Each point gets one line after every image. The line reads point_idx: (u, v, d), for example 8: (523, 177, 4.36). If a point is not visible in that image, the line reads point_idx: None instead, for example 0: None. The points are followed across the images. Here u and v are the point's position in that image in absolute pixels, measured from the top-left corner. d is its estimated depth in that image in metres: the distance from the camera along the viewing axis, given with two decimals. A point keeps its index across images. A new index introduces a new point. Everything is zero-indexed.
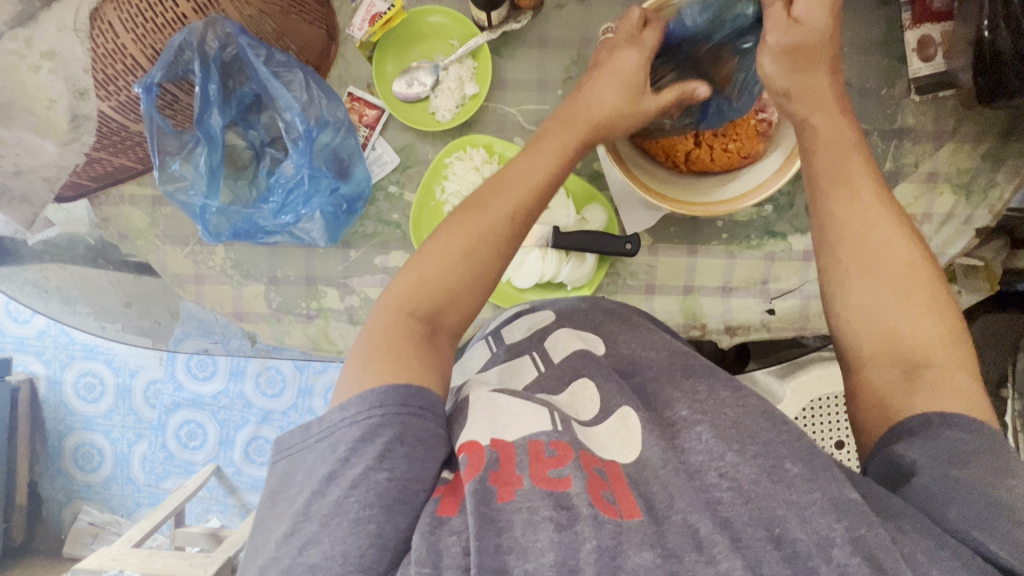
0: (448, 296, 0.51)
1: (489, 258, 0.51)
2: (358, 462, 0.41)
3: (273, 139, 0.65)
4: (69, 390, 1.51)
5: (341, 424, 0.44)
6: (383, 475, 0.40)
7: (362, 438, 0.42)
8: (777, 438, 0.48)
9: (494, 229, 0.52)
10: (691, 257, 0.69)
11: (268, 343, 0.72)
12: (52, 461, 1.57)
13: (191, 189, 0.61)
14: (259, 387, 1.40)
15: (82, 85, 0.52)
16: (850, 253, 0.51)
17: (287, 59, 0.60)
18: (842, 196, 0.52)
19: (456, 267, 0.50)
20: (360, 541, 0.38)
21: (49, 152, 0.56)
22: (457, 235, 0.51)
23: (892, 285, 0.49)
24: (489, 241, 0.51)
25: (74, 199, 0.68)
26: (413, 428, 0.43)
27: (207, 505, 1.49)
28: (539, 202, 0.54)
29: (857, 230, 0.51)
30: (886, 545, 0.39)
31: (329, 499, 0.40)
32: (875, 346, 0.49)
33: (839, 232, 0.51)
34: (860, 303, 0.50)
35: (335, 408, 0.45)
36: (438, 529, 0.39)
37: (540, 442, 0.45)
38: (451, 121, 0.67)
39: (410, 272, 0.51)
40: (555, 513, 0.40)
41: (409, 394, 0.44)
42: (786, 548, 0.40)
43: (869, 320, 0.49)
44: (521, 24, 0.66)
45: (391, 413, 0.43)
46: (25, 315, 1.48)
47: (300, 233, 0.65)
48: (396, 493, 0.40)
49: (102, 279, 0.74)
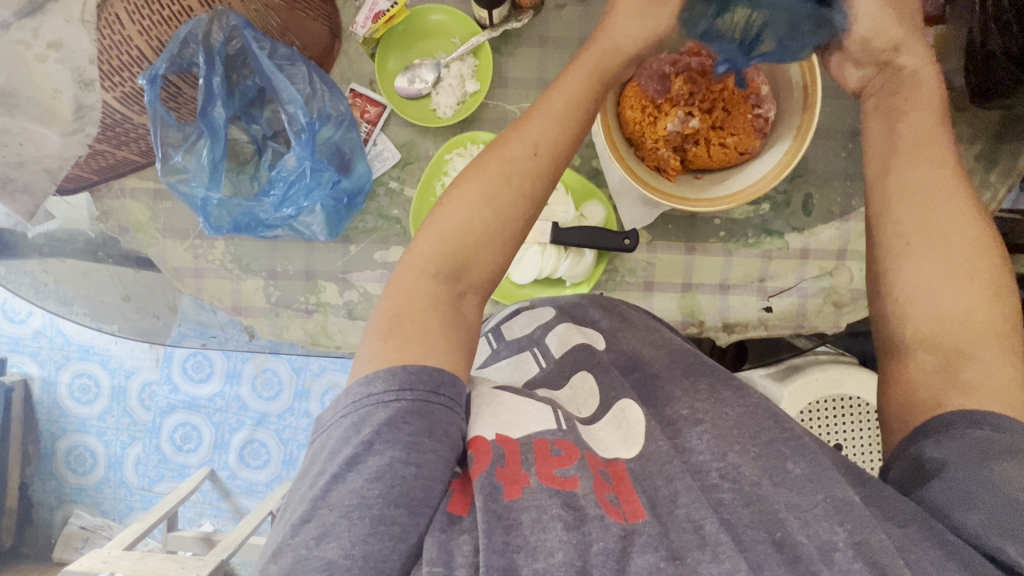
0: (472, 248, 0.49)
1: (519, 209, 0.50)
2: (384, 452, 0.40)
3: (275, 132, 0.66)
4: (63, 392, 1.50)
5: (366, 401, 0.43)
6: (411, 470, 0.40)
7: (389, 423, 0.41)
8: (781, 437, 0.49)
9: (523, 170, 0.50)
10: (689, 255, 0.70)
11: (267, 338, 0.72)
12: (44, 463, 1.55)
13: (193, 180, 0.61)
14: (255, 390, 1.39)
15: (87, 75, 0.52)
16: (925, 216, 0.49)
17: (291, 53, 0.61)
18: (915, 159, 0.51)
19: (470, 209, 0.49)
20: (384, 543, 0.38)
21: (52, 143, 0.56)
22: (475, 175, 0.50)
23: (951, 261, 0.48)
24: (518, 186, 0.50)
25: (75, 191, 0.68)
26: (440, 420, 0.43)
27: (201, 510, 1.47)
28: (563, 129, 0.52)
29: (928, 199, 0.49)
30: (890, 551, 0.40)
31: (349, 488, 0.39)
32: (918, 331, 0.48)
33: (910, 192, 0.50)
34: (914, 276, 0.49)
35: (360, 382, 0.44)
36: (449, 529, 0.40)
37: (546, 440, 0.45)
38: (452, 117, 0.67)
39: (430, 227, 0.50)
40: (564, 511, 0.41)
41: (441, 381, 0.44)
42: (788, 552, 0.41)
43: (920, 295, 0.48)
44: (521, 23, 0.67)
45: (421, 400, 0.42)
46: (22, 315, 1.47)
47: (300, 227, 0.66)
48: (421, 493, 0.40)
49: (99, 273, 0.75)
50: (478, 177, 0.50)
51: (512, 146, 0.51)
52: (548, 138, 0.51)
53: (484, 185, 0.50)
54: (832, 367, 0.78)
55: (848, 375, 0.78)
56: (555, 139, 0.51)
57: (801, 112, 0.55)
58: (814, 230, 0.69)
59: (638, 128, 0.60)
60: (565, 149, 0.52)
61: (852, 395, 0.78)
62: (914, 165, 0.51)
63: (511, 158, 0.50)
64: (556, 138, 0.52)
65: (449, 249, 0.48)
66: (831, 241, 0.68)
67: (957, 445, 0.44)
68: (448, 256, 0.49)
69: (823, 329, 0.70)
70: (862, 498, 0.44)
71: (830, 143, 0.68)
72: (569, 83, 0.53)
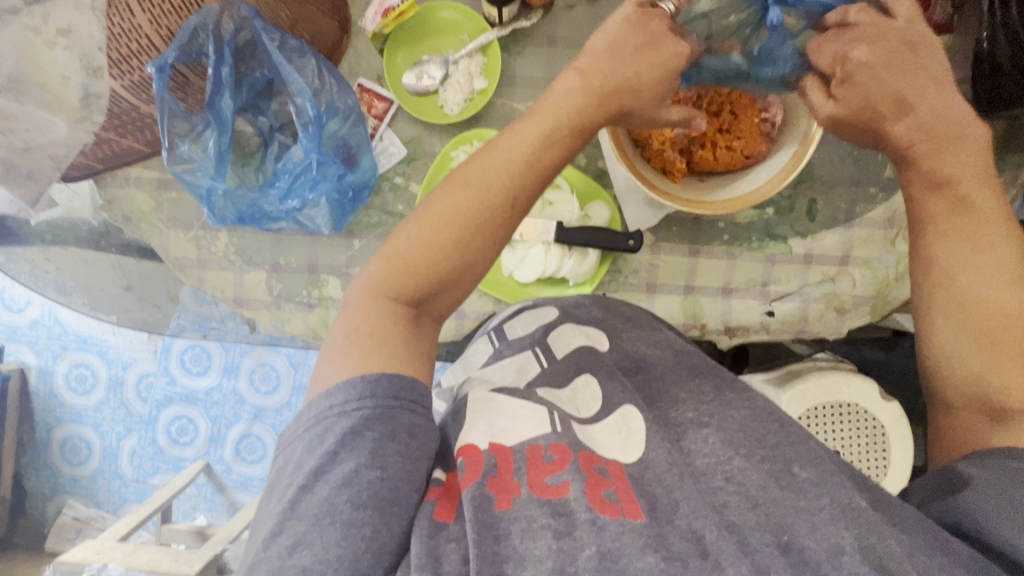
0: (436, 282, 0.48)
1: (478, 232, 0.48)
2: (349, 459, 0.40)
3: (282, 125, 0.66)
4: (60, 381, 1.49)
5: (328, 413, 0.42)
6: (376, 475, 0.40)
7: (352, 431, 0.41)
8: (785, 440, 0.49)
9: (491, 191, 0.48)
10: (692, 258, 0.70)
11: (269, 330, 0.72)
12: (39, 453, 1.55)
13: (198, 171, 0.62)
14: (252, 385, 1.39)
15: (96, 63, 0.51)
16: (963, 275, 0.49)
17: (301, 45, 0.60)
18: (953, 226, 0.50)
19: (438, 253, 0.47)
20: (356, 545, 0.38)
21: (59, 129, 0.55)
22: (446, 221, 0.47)
23: (981, 326, 0.48)
24: (488, 229, 0.48)
25: (79, 179, 0.68)
26: (404, 423, 0.42)
27: (195, 503, 1.47)
28: (538, 183, 0.50)
29: (963, 264, 0.49)
30: (900, 557, 0.40)
31: (317, 497, 0.39)
32: (960, 389, 0.50)
33: (945, 260, 0.50)
34: (947, 342, 0.50)
35: (322, 396, 0.43)
36: (436, 535, 0.40)
37: (538, 447, 0.46)
38: (460, 114, 0.68)
39: (391, 258, 0.48)
40: (553, 520, 0.41)
41: (403, 386, 0.43)
42: (795, 555, 0.41)
43: (954, 358, 0.50)
44: (531, 22, 0.67)
45: (382, 406, 0.42)
46: (21, 303, 1.47)
47: (304, 220, 0.66)
48: (388, 494, 0.40)
49: (101, 262, 0.74)
50: (455, 223, 0.47)
51: (488, 195, 0.48)
52: (524, 190, 0.49)
53: (451, 202, 0.48)
54: (831, 376, 0.78)
55: (848, 382, 0.78)
56: (535, 190, 0.50)
57: (807, 120, 0.56)
58: (817, 236, 0.69)
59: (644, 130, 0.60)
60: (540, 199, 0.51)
61: (851, 402, 0.78)
62: (951, 231, 0.50)
63: (480, 176, 0.48)
64: (533, 189, 0.50)
65: (416, 283, 0.47)
66: (834, 247, 0.68)
67: (992, 468, 0.45)
68: (409, 277, 0.47)
69: (824, 335, 0.70)
70: (869, 503, 0.44)
71: (837, 149, 0.68)
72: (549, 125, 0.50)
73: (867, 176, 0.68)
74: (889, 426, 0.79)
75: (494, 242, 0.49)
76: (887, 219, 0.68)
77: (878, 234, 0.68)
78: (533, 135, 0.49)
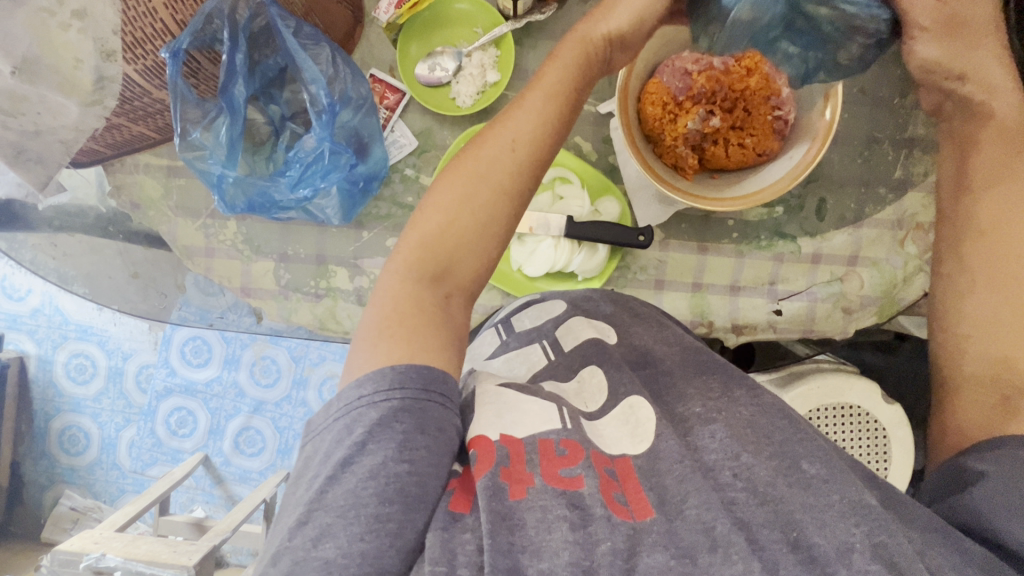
0: (456, 251, 0.48)
1: (490, 193, 0.49)
2: (378, 451, 0.40)
3: (294, 113, 0.66)
4: (59, 370, 1.49)
5: (358, 403, 0.42)
6: (404, 468, 0.40)
7: (380, 422, 0.41)
8: (793, 437, 0.49)
9: (507, 168, 0.49)
10: (701, 255, 0.70)
11: (275, 320, 0.72)
12: (37, 442, 1.54)
13: (209, 158, 0.61)
14: (253, 377, 1.38)
15: (110, 46, 0.49)
16: (982, 256, 0.57)
17: (315, 33, 0.60)
18: (991, 209, 0.58)
19: (451, 215, 0.48)
20: (381, 540, 0.38)
21: (71, 113, 0.53)
22: (456, 180, 0.49)
23: (1010, 298, 0.56)
24: (495, 180, 0.49)
25: (88, 164, 0.67)
26: (433, 417, 0.42)
27: (194, 495, 1.47)
28: (541, 129, 0.50)
29: (1005, 244, 0.57)
30: (908, 554, 0.41)
31: (344, 488, 0.39)
32: (978, 363, 0.57)
33: (988, 236, 0.57)
34: (974, 311, 0.57)
35: (351, 386, 0.43)
36: (451, 527, 0.40)
37: (550, 441, 0.45)
38: (472, 107, 0.68)
39: (411, 233, 0.49)
40: (569, 512, 0.41)
41: (433, 378, 0.44)
42: (803, 552, 0.41)
43: (978, 328, 0.57)
44: (545, 15, 0.67)
45: (412, 399, 0.42)
46: (21, 291, 1.46)
47: (314, 210, 0.65)
48: (416, 489, 0.40)
49: (108, 248, 0.74)
50: (462, 180, 0.49)
51: (492, 147, 0.50)
52: (526, 136, 0.50)
53: (468, 181, 0.49)
54: (834, 377, 0.78)
55: (850, 384, 0.78)
56: (537, 134, 0.50)
57: (818, 111, 0.56)
58: (826, 236, 0.69)
59: (657, 126, 0.60)
60: (546, 147, 0.51)
61: (852, 404, 0.78)
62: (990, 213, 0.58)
63: (486, 133, 0.51)
64: (536, 135, 0.50)
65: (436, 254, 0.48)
66: (843, 247, 0.69)
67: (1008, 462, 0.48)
68: (429, 245, 0.48)
69: (831, 334, 0.70)
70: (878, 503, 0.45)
71: (847, 149, 0.68)
72: (550, 78, 0.52)
73: (877, 177, 0.68)
74: (890, 427, 0.79)
75: (512, 218, 0.50)
76: (896, 220, 0.68)
77: (887, 234, 0.68)
78: (533, 89, 0.52)
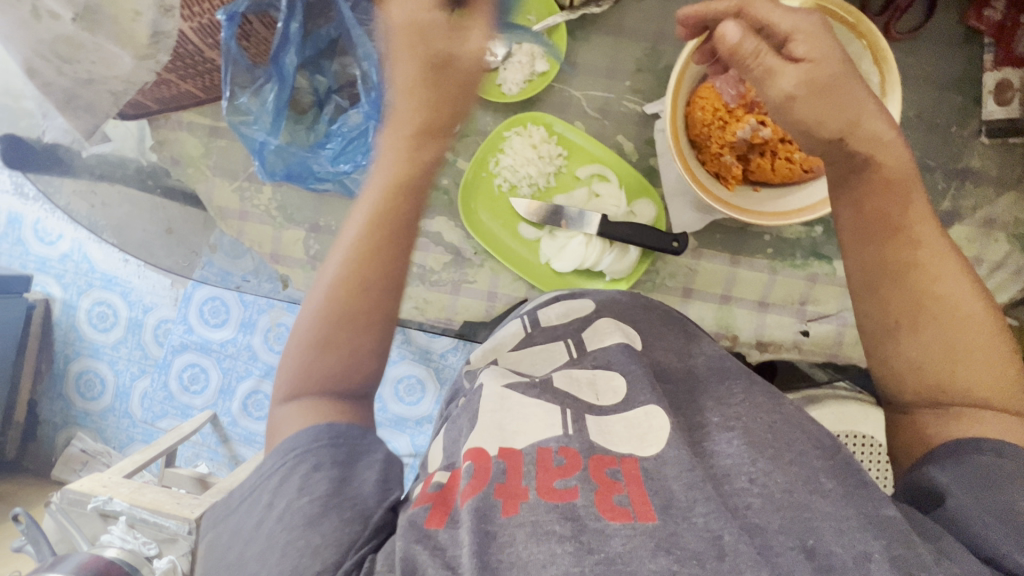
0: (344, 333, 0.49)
1: (367, 291, 0.49)
2: (281, 498, 0.43)
3: (340, 86, 0.65)
4: (82, 316, 1.53)
5: (263, 476, 0.46)
6: (303, 499, 0.42)
7: (281, 477, 0.44)
8: (812, 449, 0.48)
9: (356, 273, 0.50)
10: (732, 267, 0.69)
11: (301, 288, 0.73)
12: (54, 383, 1.58)
13: (254, 124, 0.62)
14: (267, 342, 1.39)
15: (169, 2, 0.51)
16: (893, 301, 0.49)
17: (372, 9, 0.60)
18: (898, 236, 0.49)
19: (328, 307, 0.49)
20: (293, 563, 0.39)
21: (125, 64, 0.55)
22: (340, 279, 0.50)
23: (945, 324, 0.47)
24: (355, 280, 0.49)
25: (135, 116, 0.69)
26: (326, 453, 0.45)
27: (199, 451, 1.48)
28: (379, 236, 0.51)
29: (884, 276, 0.50)
30: (929, 566, 0.39)
31: (258, 539, 0.41)
32: (925, 393, 0.48)
33: (898, 258, 0.49)
34: (915, 347, 0.48)
35: (259, 466, 0.47)
36: (423, 541, 0.41)
37: (549, 449, 0.46)
38: (517, 95, 0.67)
39: (306, 314, 0.51)
40: (560, 525, 0.41)
41: (331, 428, 0.47)
42: (819, 560, 0.40)
43: (915, 361, 0.48)
44: (601, 8, 0.66)
45: (303, 448, 0.46)
46: (52, 236, 1.50)
47: (351, 184, 0.67)
48: (320, 509, 0.42)
49: (146, 202, 0.75)
50: (343, 281, 0.49)
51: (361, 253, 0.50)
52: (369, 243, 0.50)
53: (350, 286, 0.49)
54: (851, 404, 0.70)
55: (868, 413, 0.70)
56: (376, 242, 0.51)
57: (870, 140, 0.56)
58: None
59: (704, 130, 0.59)
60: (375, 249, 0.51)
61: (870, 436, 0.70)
62: (891, 240, 0.50)
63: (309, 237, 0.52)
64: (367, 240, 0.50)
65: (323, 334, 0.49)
66: None
67: (958, 472, 0.44)
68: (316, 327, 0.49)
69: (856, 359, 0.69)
70: (900, 512, 0.43)
71: None
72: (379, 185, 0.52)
73: None
74: None
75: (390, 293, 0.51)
76: None
77: None
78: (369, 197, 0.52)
